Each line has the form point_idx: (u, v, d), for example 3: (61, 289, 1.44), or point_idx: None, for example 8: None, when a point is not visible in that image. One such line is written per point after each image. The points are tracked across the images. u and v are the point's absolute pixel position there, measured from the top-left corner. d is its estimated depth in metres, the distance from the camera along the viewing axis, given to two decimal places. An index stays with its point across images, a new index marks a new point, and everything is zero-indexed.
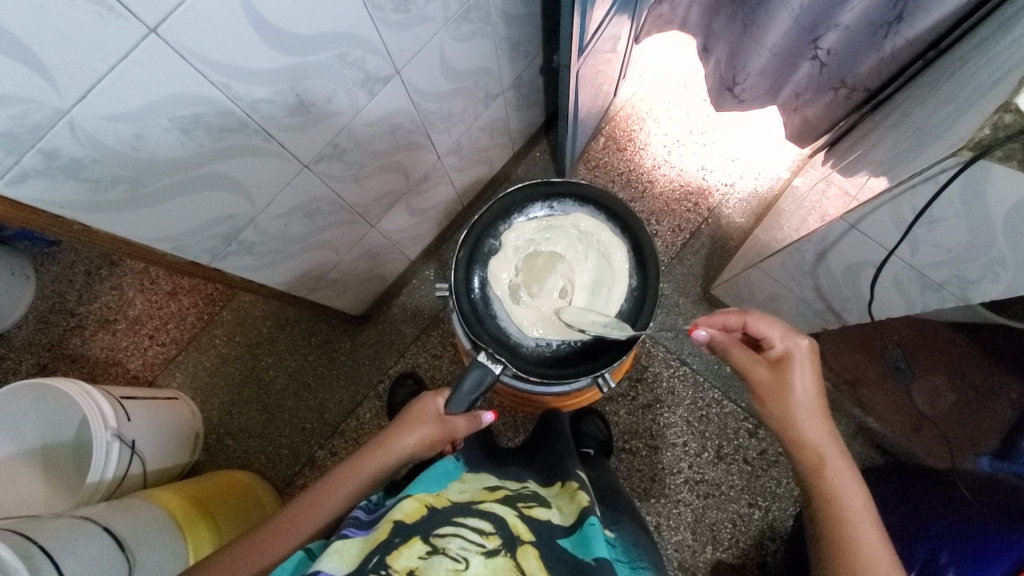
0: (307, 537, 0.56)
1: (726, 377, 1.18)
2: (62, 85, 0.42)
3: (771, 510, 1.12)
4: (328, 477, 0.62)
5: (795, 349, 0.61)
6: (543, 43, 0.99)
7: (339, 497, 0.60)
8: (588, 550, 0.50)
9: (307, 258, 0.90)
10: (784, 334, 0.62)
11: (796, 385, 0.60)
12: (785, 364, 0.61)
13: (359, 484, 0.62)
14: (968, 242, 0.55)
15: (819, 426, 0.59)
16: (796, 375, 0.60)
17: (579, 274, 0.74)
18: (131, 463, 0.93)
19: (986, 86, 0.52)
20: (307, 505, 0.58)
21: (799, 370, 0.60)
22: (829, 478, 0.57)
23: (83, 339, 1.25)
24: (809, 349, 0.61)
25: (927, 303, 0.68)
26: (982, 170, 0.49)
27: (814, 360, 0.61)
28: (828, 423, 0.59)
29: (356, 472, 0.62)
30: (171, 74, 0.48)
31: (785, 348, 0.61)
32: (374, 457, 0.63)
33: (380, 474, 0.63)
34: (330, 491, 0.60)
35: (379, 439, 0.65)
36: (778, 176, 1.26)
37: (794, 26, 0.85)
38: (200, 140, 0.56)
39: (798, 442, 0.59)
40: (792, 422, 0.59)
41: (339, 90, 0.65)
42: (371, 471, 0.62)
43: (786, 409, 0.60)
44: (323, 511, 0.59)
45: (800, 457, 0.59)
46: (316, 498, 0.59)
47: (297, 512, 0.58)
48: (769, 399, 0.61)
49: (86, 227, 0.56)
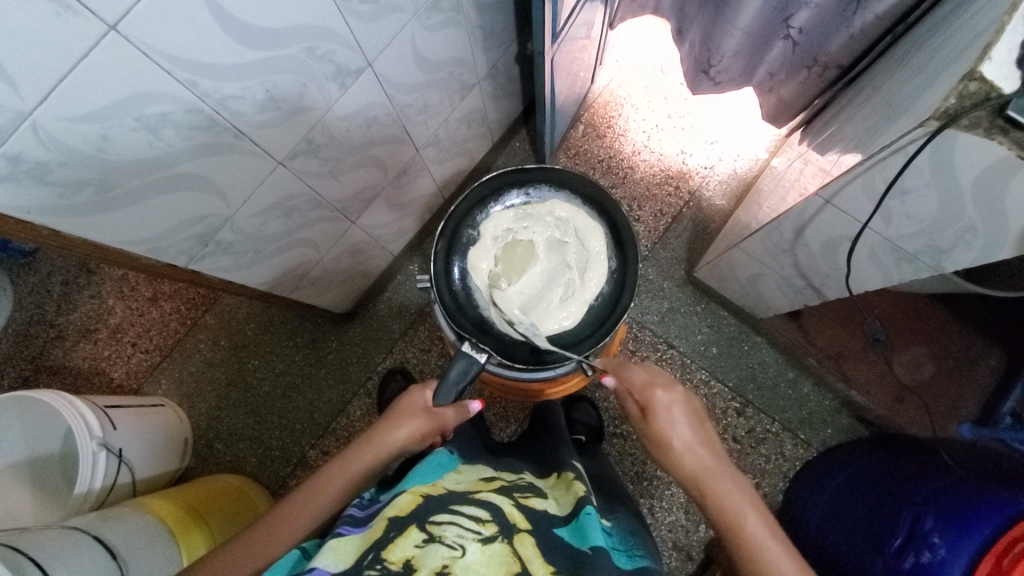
0: (301, 537, 0.56)
1: (713, 358, 1.20)
2: (23, 86, 0.41)
3: (761, 487, 1.14)
4: (318, 474, 0.61)
5: (653, 396, 0.67)
6: (517, 31, 0.99)
7: (329, 496, 0.59)
8: (585, 539, 0.51)
9: (287, 257, 0.89)
10: (642, 385, 0.68)
11: (666, 429, 0.65)
12: (650, 412, 0.66)
13: (349, 481, 0.61)
14: (938, 211, 0.56)
15: (700, 454, 0.64)
16: (660, 417, 0.66)
17: (559, 273, 0.72)
18: (119, 472, 0.93)
19: (951, 58, 0.52)
20: (294, 509, 0.57)
21: (661, 413, 0.66)
22: (709, 487, 0.62)
23: (64, 350, 1.23)
24: (669, 394, 0.66)
25: (903, 274, 0.69)
26: (949, 138, 0.49)
27: (675, 402, 0.66)
28: (706, 444, 0.64)
29: (345, 471, 0.61)
30: (134, 72, 0.47)
31: (644, 399, 0.67)
32: (363, 453, 0.63)
33: (370, 471, 0.62)
34: (317, 491, 0.59)
35: (367, 434, 0.65)
36: (757, 158, 1.26)
37: (765, 6, 0.85)
38: (168, 140, 0.55)
39: (676, 459, 0.64)
40: (671, 449, 0.65)
41: (310, 84, 0.64)
42: (363, 467, 0.62)
43: (662, 441, 0.65)
44: (312, 513, 0.58)
45: (684, 468, 0.64)
46: (304, 500, 0.58)
47: (288, 512, 0.57)
48: (654, 445, 0.67)
49: (56, 233, 0.55)
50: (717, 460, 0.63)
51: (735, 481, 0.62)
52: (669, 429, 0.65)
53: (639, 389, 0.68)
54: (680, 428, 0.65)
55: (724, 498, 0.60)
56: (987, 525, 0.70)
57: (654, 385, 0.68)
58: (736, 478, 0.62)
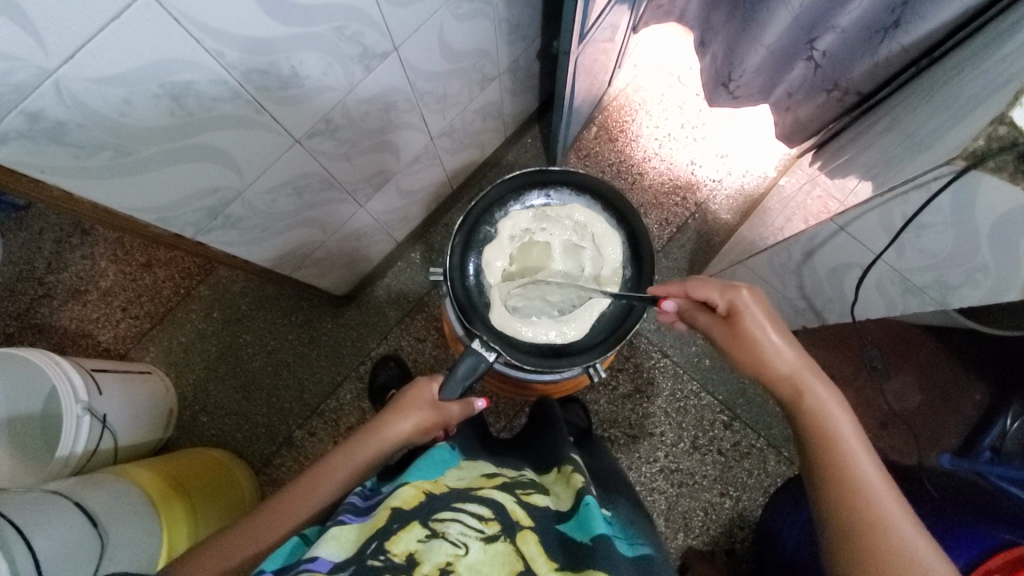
0: (301, 521, 0.56)
1: (705, 370, 1.21)
2: (48, 42, 0.40)
3: (742, 500, 1.15)
4: (323, 462, 0.61)
5: (738, 299, 0.59)
6: (543, 27, 0.98)
7: (333, 483, 0.59)
8: (586, 530, 0.50)
9: (294, 235, 0.88)
10: (722, 289, 0.60)
11: (756, 332, 0.58)
12: (735, 315, 0.59)
13: (351, 470, 0.60)
14: (951, 250, 0.56)
15: (792, 362, 0.57)
16: (748, 323, 0.59)
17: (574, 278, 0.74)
18: (102, 437, 0.91)
19: (979, 99, 0.53)
20: (295, 498, 0.57)
21: (749, 316, 0.59)
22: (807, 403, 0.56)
23: (51, 309, 1.20)
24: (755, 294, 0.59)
25: (908, 307, 0.69)
26: (974, 180, 0.49)
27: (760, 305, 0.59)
28: (796, 348, 0.58)
29: (348, 460, 0.61)
30: (164, 38, 0.46)
31: (729, 302, 0.60)
32: (366, 444, 0.63)
33: (374, 462, 0.62)
34: (319, 481, 0.59)
35: (372, 424, 0.65)
36: (765, 175, 1.27)
37: (792, 25, 0.85)
38: (189, 109, 0.54)
39: (769, 370, 0.58)
40: (762, 361, 0.58)
41: (336, 64, 0.63)
42: (367, 457, 0.62)
43: (751, 350, 0.58)
44: (315, 499, 0.58)
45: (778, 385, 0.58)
46: (307, 486, 0.58)
47: (292, 497, 0.57)
48: (734, 352, 0.60)
49: (67, 194, 0.54)
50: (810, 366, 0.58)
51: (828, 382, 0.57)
52: (758, 337, 0.58)
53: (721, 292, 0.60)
54: (769, 334, 0.58)
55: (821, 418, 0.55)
56: (968, 554, 0.71)
57: (738, 287, 0.60)
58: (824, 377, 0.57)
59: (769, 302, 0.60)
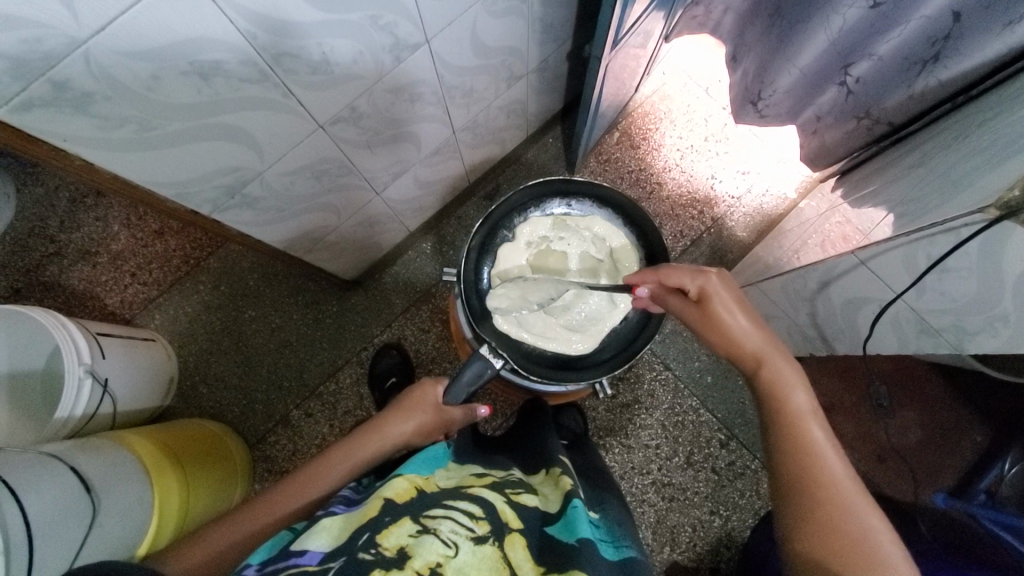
0: (302, 507, 0.58)
1: (706, 386, 1.20)
2: (81, 13, 0.39)
3: (731, 520, 1.15)
4: (328, 454, 0.65)
5: (707, 284, 0.60)
6: (576, 29, 0.96)
7: (336, 473, 0.62)
8: (573, 533, 0.49)
9: (308, 219, 0.87)
10: (692, 275, 0.61)
11: (725, 316, 0.60)
12: (705, 301, 0.61)
13: (355, 463, 0.64)
14: (973, 296, 0.55)
15: (757, 340, 0.59)
16: (717, 308, 0.60)
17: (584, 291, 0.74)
18: (101, 402, 0.91)
19: (1017, 145, 0.52)
20: (295, 486, 0.60)
21: (717, 300, 0.60)
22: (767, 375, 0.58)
23: (60, 269, 1.21)
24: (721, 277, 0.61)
25: (921, 348, 0.68)
26: (1005, 231, 0.49)
27: (727, 288, 0.61)
28: (759, 325, 0.60)
29: (351, 456, 0.64)
30: (195, 14, 0.45)
31: (698, 288, 0.61)
32: (370, 442, 0.67)
33: (376, 458, 0.66)
34: (320, 472, 0.62)
35: (377, 423, 0.70)
36: (785, 196, 1.26)
37: (829, 48, 0.84)
38: (216, 89, 0.53)
39: (738, 349, 0.60)
40: (732, 339, 0.60)
41: (366, 52, 0.62)
42: (370, 453, 0.66)
43: (721, 334, 0.60)
44: (319, 487, 0.61)
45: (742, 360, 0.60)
46: (312, 476, 0.61)
47: (297, 484, 0.60)
48: (707, 335, 0.62)
49: (87, 164, 0.54)
50: (773, 343, 0.59)
51: (792, 362, 0.58)
52: (727, 320, 0.60)
53: (690, 279, 0.61)
54: (735, 315, 0.60)
55: (777, 390, 0.57)
56: None
57: (706, 271, 0.61)
58: (787, 355, 0.59)
59: (738, 288, 0.61)
